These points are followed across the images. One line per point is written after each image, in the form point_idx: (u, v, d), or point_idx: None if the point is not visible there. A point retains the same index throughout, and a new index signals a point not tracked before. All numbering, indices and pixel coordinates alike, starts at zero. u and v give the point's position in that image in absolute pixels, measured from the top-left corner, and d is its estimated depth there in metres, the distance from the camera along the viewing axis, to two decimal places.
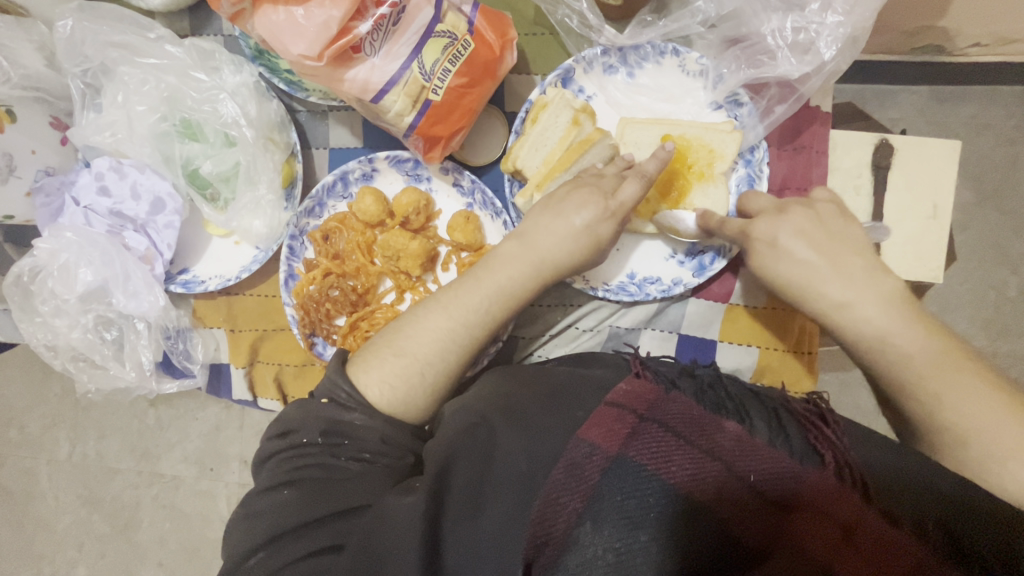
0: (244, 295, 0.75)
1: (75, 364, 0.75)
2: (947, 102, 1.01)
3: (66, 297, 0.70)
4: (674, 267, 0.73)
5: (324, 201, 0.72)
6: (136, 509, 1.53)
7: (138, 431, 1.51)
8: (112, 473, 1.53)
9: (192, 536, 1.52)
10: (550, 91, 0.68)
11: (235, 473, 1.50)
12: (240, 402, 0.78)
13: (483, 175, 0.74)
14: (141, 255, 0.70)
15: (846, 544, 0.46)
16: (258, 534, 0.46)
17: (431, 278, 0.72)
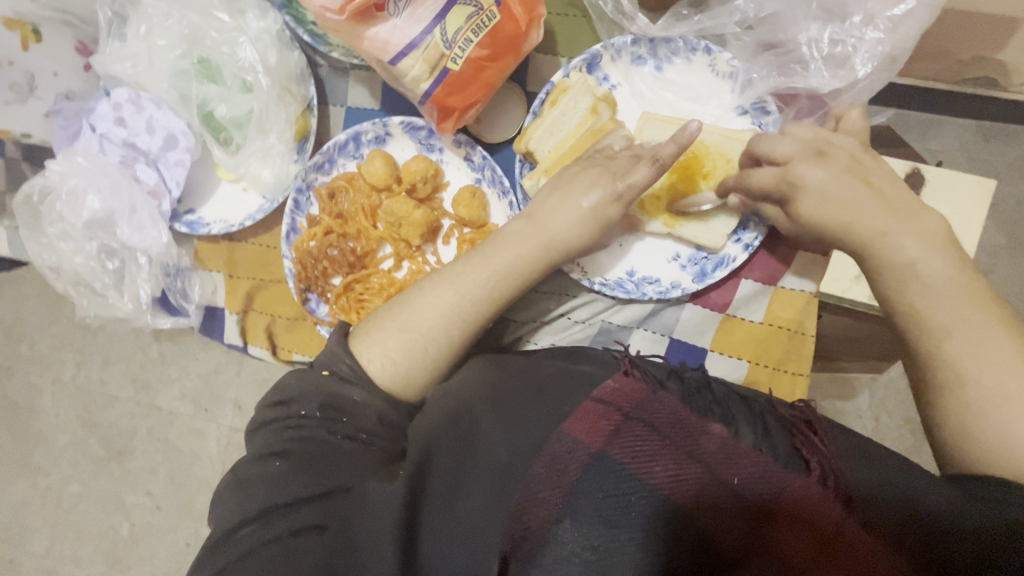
0: (245, 242, 0.76)
1: (76, 289, 0.76)
2: (995, 139, 1.04)
3: (73, 222, 0.71)
4: (675, 270, 0.71)
5: (335, 158, 0.72)
6: (131, 436, 1.58)
7: (142, 362, 1.56)
8: (112, 400, 1.58)
9: (180, 471, 1.56)
10: (574, 75, 0.67)
11: (228, 416, 1.54)
12: (231, 347, 0.79)
13: (496, 153, 0.73)
14: (150, 189, 0.71)
15: (825, 556, 0.47)
16: (247, 508, 0.46)
17: (431, 250, 0.72)
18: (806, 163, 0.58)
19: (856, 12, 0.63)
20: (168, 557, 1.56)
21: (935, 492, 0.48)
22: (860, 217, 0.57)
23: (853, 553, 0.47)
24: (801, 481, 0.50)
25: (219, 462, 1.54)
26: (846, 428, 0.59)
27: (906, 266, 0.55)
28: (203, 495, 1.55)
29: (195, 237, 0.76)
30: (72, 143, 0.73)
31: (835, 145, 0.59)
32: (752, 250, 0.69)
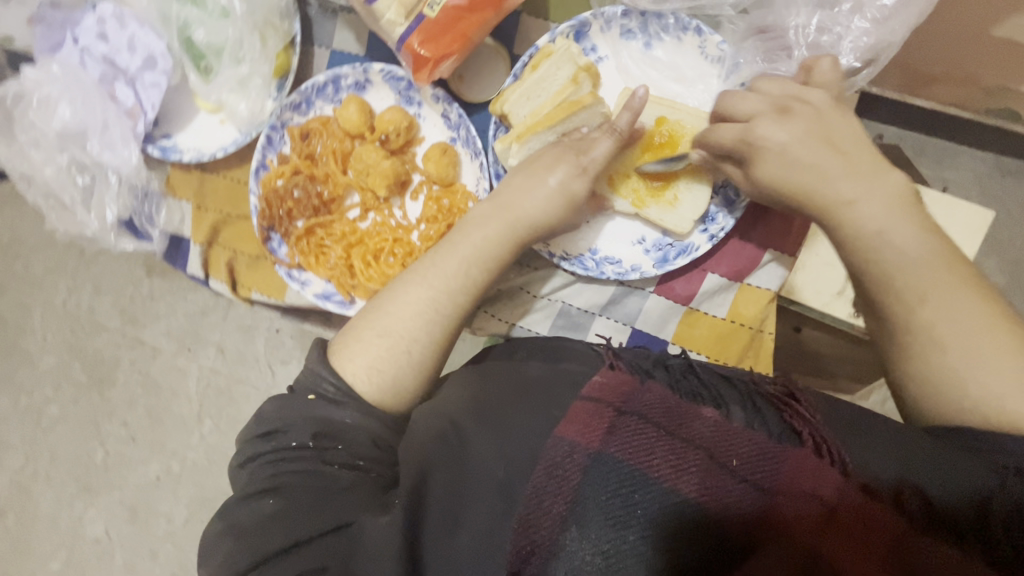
0: (216, 175, 0.75)
1: (46, 201, 0.76)
2: (1010, 177, 1.13)
3: (46, 131, 0.72)
4: (638, 253, 0.71)
5: (312, 99, 0.71)
6: (114, 367, 1.60)
7: (132, 295, 1.57)
8: (99, 328, 1.61)
9: (158, 406, 1.58)
10: (559, 41, 0.65)
11: (209, 358, 1.55)
12: (193, 279, 0.80)
13: (474, 114, 0.72)
14: (127, 109, 0.71)
15: (833, 523, 0.44)
16: (244, 558, 0.47)
17: (398, 203, 0.72)
18: (768, 123, 0.58)
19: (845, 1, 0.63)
20: (137, 488, 1.59)
21: (928, 449, 0.48)
22: (823, 181, 0.56)
23: (856, 516, 0.44)
24: (796, 451, 0.48)
25: (196, 402, 1.56)
26: (837, 397, 0.58)
27: (874, 236, 0.54)
28: (177, 432, 1.57)
29: (169, 164, 0.75)
30: (55, 52, 0.71)
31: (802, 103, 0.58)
32: (717, 240, 0.68)
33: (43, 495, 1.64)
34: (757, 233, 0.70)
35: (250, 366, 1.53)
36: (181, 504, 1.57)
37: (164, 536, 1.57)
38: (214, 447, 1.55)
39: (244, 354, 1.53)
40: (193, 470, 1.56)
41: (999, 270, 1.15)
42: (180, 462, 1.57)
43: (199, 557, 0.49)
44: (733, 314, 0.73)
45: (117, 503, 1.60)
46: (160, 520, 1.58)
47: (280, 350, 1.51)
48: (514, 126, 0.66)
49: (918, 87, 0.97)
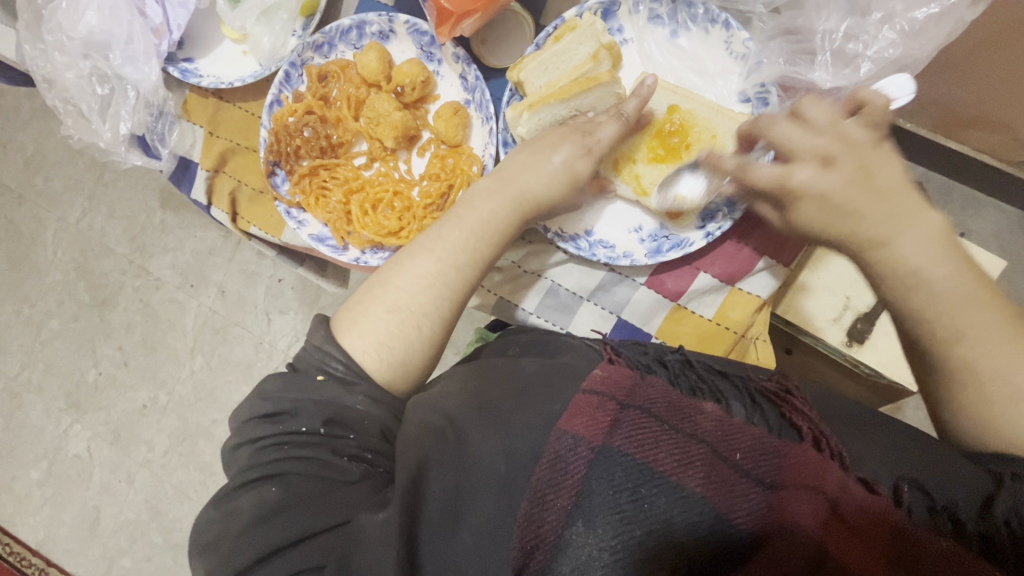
0: (232, 105, 0.76)
1: (64, 107, 0.76)
2: None
3: (70, 34, 0.71)
4: (633, 241, 0.71)
5: (334, 43, 0.71)
6: (117, 291, 1.63)
7: (145, 224, 1.60)
8: (107, 252, 1.63)
9: (154, 336, 1.61)
10: (586, 17, 0.65)
11: (209, 298, 1.57)
12: (196, 202, 0.82)
13: (492, 79, 0.72)
14: (153, 26, 0.71)
15: (836, 518, 0.45)
16: (248, 552, 0.47)
17: (403, 158, 0.73)
18: (807, 170, 0.55)
19: (877, 9, 0.61)
20: (122, 412, 1.63)
21: (929, 458, 0.50)
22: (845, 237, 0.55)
23: (858, 508, 0.45)
24: (797, 446, 0.48)
25: (191, 338, 1.59)
26: (831, 394, 0.60)
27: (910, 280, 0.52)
28: (168, 364, 1.60)
29: (187, 86, 0.77)
30: None
31: (839, 147, 0.54)
32: (713, 239, 0.67)
33: (33, 405, 1.68)
34: (757, 239, 0.69)
35: (247, 311, 1.55)
36: (163, 434, 1.60)
37: (142, 463, 1.61)
38: (201, 383, 1.58)
39: (244, 298, 1.55)
40: (179, 403, 1.59)
41: None
42: (168, 393, 1.60)
43: (207, 541, 0.50)
44: (720, 317, 0.73)
45: (101, 423, 1.64)
46: (140, 446, 1.61)
47: (279, 300, 1.53)
48: (528, 95, 0.66)
49: (953, 128, 0.95)
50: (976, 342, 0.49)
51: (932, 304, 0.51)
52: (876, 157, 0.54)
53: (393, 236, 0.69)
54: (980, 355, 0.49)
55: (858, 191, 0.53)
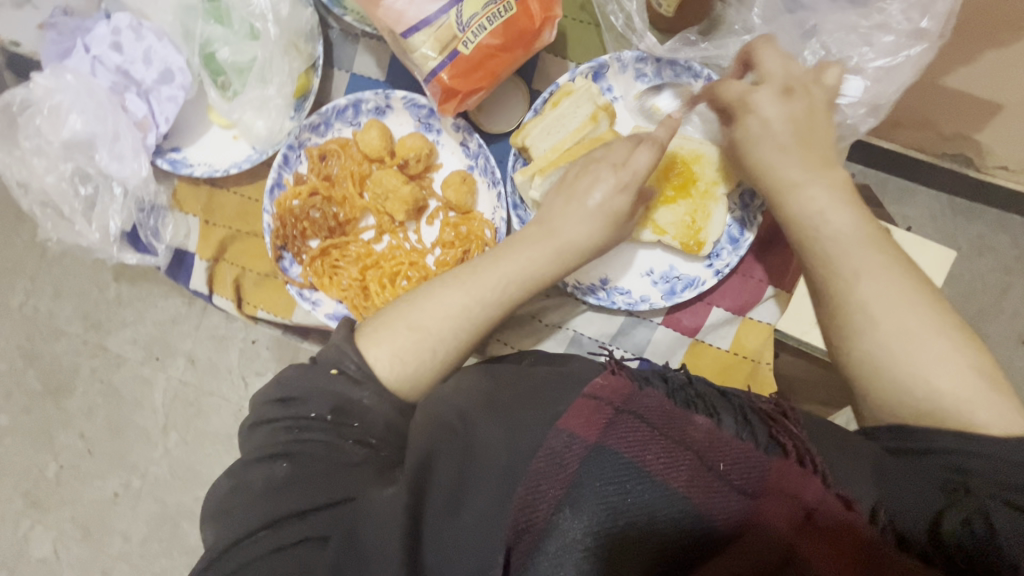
0: (227, 191, 0.76)
1: (42, 210, 0.77)
2: (961, 215, 1.24)
3: (51, 139, 0.72)
4: (646, 284, 0.75)
5: (331, 122, 0.73)
6: (72, 375, 1.52)
7: (98, 300, 1.50)
8: (59, 334, 1.52)
9: (119, 418, 1.50)
10: (578, 80, 0.69)
11: (178, 368, 1.49)
12: (196, 293, 0.79)
13: (493, 143, 0.74)
14: (137, 120, 0.71)
15: (810, 525, 0.46)
16: (255, 516, 0.49)
17: (413, 228, 0.74)
18: (769, 95, 0.63)
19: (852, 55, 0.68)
20: (91, 504, 1.50)
21: (902, 475, 0.49)
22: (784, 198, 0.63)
23: (833, 520, 0.46)
24: (781, 460, 0.48)
25: (161, 415, 1.49)
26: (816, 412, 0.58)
27: (815, 217, 0.60)
28: (138, 445, 1.50)
29: (176, 177, 0.76)
30: (61, 59, 0.71)
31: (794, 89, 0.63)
32: (722, 275, 0.72)
33: None
34: (761, 270, 0.74)
35: (222, 377, 1.47)
36: (139, 522, 1.49)
37: (120, 555, 1.49)
38: (178, 461, 1.48)
39: (217, 364, 1.48)
40: (155, 485, 1.49)
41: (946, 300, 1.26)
42: (141, 477, 1.49)
43: (212, 510, 0.52)
44: (739, 346, 0.75)
45: (68, 520, 1.51)
46: (115, 538, 1.50)
47: (255, 362, 1.47)
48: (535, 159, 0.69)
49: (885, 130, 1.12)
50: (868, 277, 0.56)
51: (835, 243, 0.59)
52: (822, 119, 0.64)
53: None
54: (861, 286, 0.56)
55: (796, 129, 0.62)
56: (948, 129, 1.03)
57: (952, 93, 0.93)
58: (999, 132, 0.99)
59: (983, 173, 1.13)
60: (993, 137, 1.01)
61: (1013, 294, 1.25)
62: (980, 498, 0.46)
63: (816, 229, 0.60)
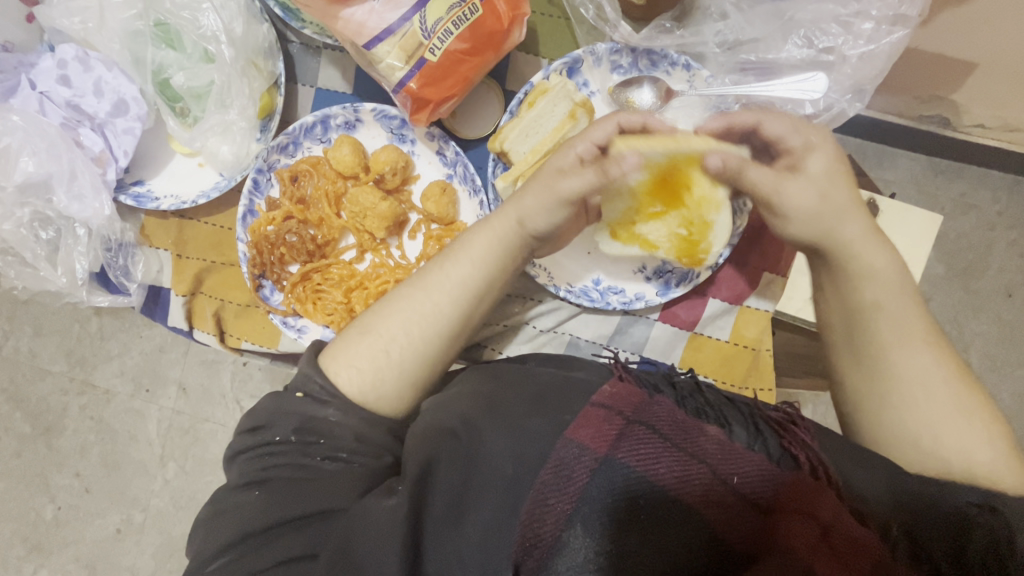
0: (197, 221, 0.74)
1: (4, 258, 0.74)
2: (944, 174, 1.24)
3: (4, 184, 0.68)
4: (640, 282, 0.74)
5: (300, 140, 0.70)
6: (61, 414, 1.47)
7: (79, 336, 1.46)
8: (43, 373, 1.47)
9: (114, 453, 1.47)
10: (553, 79, 0.67)
11: (170, 398, 1.45)
12: (175, 330, 0.76)
13: (471, 149, 0.72)
14: (94, 156, 0.68)
15: (826, 545, 0.45)
16: (228, 533, 0.48)
17: (395, 243, 0.72)
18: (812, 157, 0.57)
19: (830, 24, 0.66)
20: (95, 543, 1.47)
21: (922, 496, 0.49)
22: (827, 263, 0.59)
23: (848, 539, 0.45)
24: (794, 475, 0.50)
25: (158, 446, 1.46)
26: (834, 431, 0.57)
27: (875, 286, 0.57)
28: (137, 479, 1.46)
29: (143, 212, 0.74)
30: (7, 99, 0.68)
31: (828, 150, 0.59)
32: (716, 266, 0.71)
33: None
34: (755, 258, 0.74)
35: (216, 403, 1.44)
36: (146, 555, 1.47)
37: None
38: (179, 491, 1.46)
39: (209, 390, 1.44)
40: (157, 518, 1.46)
41: (933, 261, 1.27)
42: (143, 511, 1.46)
43: (191, 533, 0.52)
44: (737, 336, 0.75)
45: (72, 561, 1.48)
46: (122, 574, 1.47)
47: (248, 384, 1.44)
48: (514, 162, 0.67)
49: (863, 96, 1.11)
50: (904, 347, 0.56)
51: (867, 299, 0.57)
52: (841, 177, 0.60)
53: None
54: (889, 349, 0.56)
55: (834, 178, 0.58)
56: (925, 91, 1.03)
57: (927, 55, 0.92)
58: (975, 91, 0.99)
59: (961, 131, 1.13)
60: (969, 96, 1.01)
61: (998, 250, 1.25)
62: (1004, 517, 0.47)
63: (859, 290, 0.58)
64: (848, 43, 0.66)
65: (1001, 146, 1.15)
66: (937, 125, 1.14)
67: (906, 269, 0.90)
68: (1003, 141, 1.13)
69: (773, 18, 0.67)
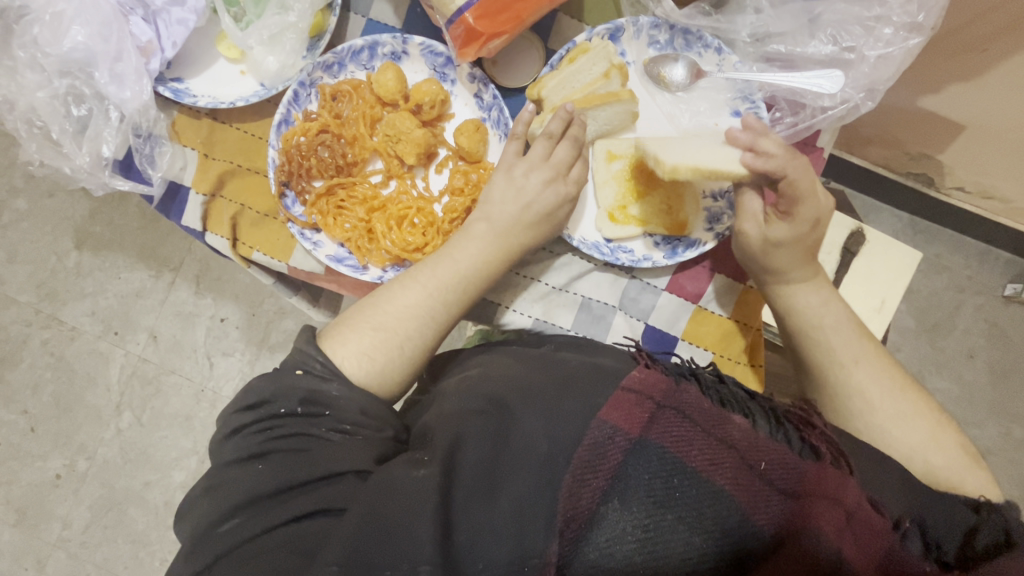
0: (228, 125, 0.75)
1: (27, 129, 0.74)
2: (921, 234, 1.33)
3: (48, 51, 0.69)
4: (648, 244, 0.75)
5: (345, 63, 0.73)
6: (20, 346, 1.41)
7: (56, 268, 1.41)
8: (8, 302, 1.42)
9: (68, 394, 1.41)
10: (595, 40, 0.72)
11: (139, 344, 1.40)
12: (188, 230, 0.77)
13: (507, 98, 0.77)
14: (141, 44, 0.70)
15: (850, 529, 0.49)
16: (227, 503, 0.50)
17: (421, 174, 0.75)
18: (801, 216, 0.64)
19: (856, 28, 0.71)
20: (30, 486, 1.40)
21: (938, 505, 0.54)
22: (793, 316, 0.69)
23: (869, 528, 0.49)
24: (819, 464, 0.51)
25: (117, 393, 1.40)
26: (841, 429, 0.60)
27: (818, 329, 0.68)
28: (88, 425, 1.40)
29: (177, 108, 0.75)
30: None
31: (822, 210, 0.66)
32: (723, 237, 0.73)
33: None
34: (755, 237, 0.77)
35: (186, 356, 1.39)
36: (83, 507, 1.39)
37: (57, 543, 1.39)
38: (130, 443, 1.39)
39: (181, 343, 1.39)
40: (103, 468, 1.39)
41: (905, 314, 1.34)
42: (88, 459, 1.39)
43: (184, 509, 0.54)
44: (741, 315, 0.76)
45: (3, 504, 1.40)
46: (53, 524, 1.39)
47: (222, 342, 1.39)
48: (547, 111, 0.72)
49: (855, 146, 1.19)
50: (867, 367, 0.65)
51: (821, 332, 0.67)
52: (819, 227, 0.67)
53: (419, 252, 0.71)
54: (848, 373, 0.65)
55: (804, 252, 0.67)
56: (915, 148, 1.10)
57: (920, 114, 0.99)
58: (960, 154, 1.06)
59: (942, 193, 1.22)
60: (954, 159, 1.08)
61: (965, 311, 1.33)
62: (995, 514, 0.54)
63: (807, 321, 0.68)
64: (870, 45, 0.72)
65: (976, 213, 1.23)
66: (921, 185, 1.22)
67: (884, 298, 0.92)
68: (979, 209, 1.21)
69: (802, 17, 0.72)
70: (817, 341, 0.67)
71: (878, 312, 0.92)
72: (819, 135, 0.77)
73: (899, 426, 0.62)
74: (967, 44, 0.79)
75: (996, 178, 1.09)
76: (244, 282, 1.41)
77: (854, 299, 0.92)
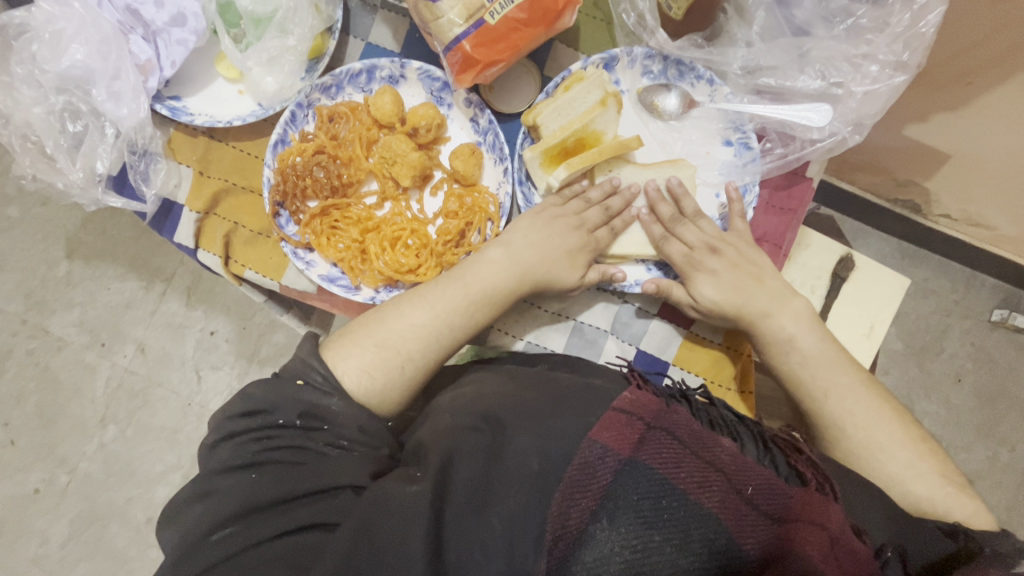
0: (224, 144, 0.76)
1: (22, 143, 0.74)
2: (909, 258, 1.34)
3: (46, 67, 0.69)
4: (640, 271, 0.77)
5: (343, 85, 0.74)
6: (4, 356, 1.39)
7: (45, 278, 1.40)
8: None
9: (51, 406, 1.38)
10: (590, 69, 0.73)
11: (126, 357, 1.38)
12: (180, 247, 0.76)
13: (503, 123, 0.78)
14: (140, 63, 0.71)
15: (835, 554, 0.48)
16: (227, 511, 0.50)
17: (415, 197, 0.76)
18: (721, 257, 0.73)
19: (844, 64, 0.73)
20: (7, 500, 1.36)
21: (915, 530, 0.55)
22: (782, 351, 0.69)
23: (853, 555, 0.49)
24: (804, 489, 0.52)
25: (101, 405, 1.38)
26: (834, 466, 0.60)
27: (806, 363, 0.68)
28: (71, 438, 1.37)
29: (173, 125, 0.75)
30: None
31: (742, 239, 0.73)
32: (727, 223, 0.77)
33: None
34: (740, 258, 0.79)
35: (173, 369, 1.37)
36: (61, 522, 1.36)
37: (32, 560, 1.35)
38: (113, 458, 1.36)
39: (169, 356, 1.38)
40: (83, 483, 1.36)
41: (894, 338, 1.35)
42: (69, 473, 1.37)
43: (169, 518, 0.53)
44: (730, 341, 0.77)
45: None
46: (29, 541, 1.35)
47: (211, 355, 1.38)
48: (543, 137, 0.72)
49: (845, 171, 1.22)
50: (856, 402, 0.65)
51: (807, 366, 0.67)
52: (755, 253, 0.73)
53: (412, 274, 0.71)
54: (835, 405, 0.65)
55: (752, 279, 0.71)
56: (903, 175, 1.12)
57: (908, 143, 1.01)
58: (946, 183, 1.08)
59: (928, 220, 1.24)
60: (941, 187, 1.10)
61: (952, 336, 1.34)
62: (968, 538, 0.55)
63: (790, 354, 0.68)
64: (856, 81, 0.73)
65: (962, 240, 1.25)
66: (909, 211, 1.24)
67: (873, 324, 0.93)
68: (965, 235, 1.24)
69: (792, 51, 0.74)
70: (803, 375, 0.68)
71: (867, 338, 0.92)
72: (808, 165, 0.78)
73: (888, 459, 0.62)
74: (950, 77, 0.81)
75: (981, 208, 1.11)
76: (236, 295, 1.40)
77: (843, 325, 0.92)
